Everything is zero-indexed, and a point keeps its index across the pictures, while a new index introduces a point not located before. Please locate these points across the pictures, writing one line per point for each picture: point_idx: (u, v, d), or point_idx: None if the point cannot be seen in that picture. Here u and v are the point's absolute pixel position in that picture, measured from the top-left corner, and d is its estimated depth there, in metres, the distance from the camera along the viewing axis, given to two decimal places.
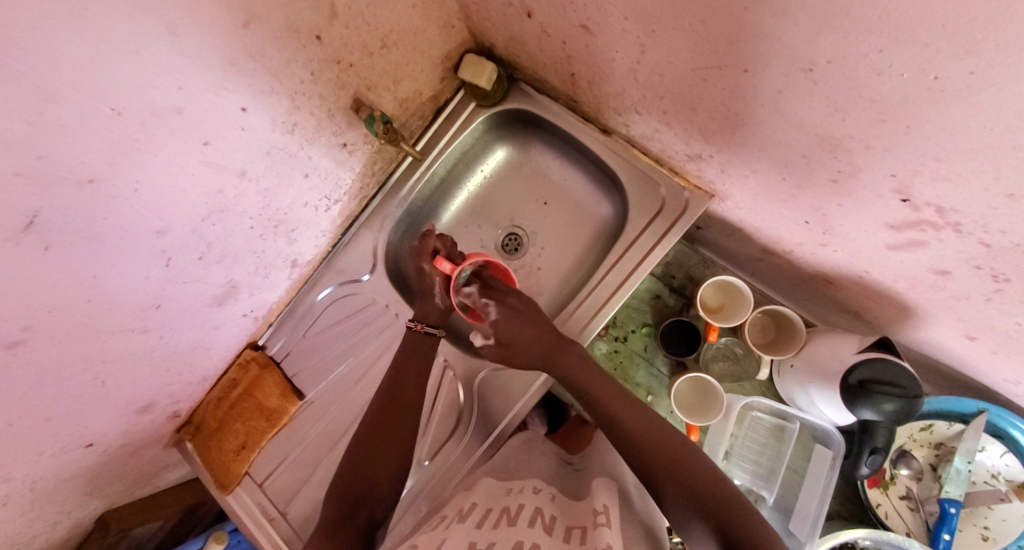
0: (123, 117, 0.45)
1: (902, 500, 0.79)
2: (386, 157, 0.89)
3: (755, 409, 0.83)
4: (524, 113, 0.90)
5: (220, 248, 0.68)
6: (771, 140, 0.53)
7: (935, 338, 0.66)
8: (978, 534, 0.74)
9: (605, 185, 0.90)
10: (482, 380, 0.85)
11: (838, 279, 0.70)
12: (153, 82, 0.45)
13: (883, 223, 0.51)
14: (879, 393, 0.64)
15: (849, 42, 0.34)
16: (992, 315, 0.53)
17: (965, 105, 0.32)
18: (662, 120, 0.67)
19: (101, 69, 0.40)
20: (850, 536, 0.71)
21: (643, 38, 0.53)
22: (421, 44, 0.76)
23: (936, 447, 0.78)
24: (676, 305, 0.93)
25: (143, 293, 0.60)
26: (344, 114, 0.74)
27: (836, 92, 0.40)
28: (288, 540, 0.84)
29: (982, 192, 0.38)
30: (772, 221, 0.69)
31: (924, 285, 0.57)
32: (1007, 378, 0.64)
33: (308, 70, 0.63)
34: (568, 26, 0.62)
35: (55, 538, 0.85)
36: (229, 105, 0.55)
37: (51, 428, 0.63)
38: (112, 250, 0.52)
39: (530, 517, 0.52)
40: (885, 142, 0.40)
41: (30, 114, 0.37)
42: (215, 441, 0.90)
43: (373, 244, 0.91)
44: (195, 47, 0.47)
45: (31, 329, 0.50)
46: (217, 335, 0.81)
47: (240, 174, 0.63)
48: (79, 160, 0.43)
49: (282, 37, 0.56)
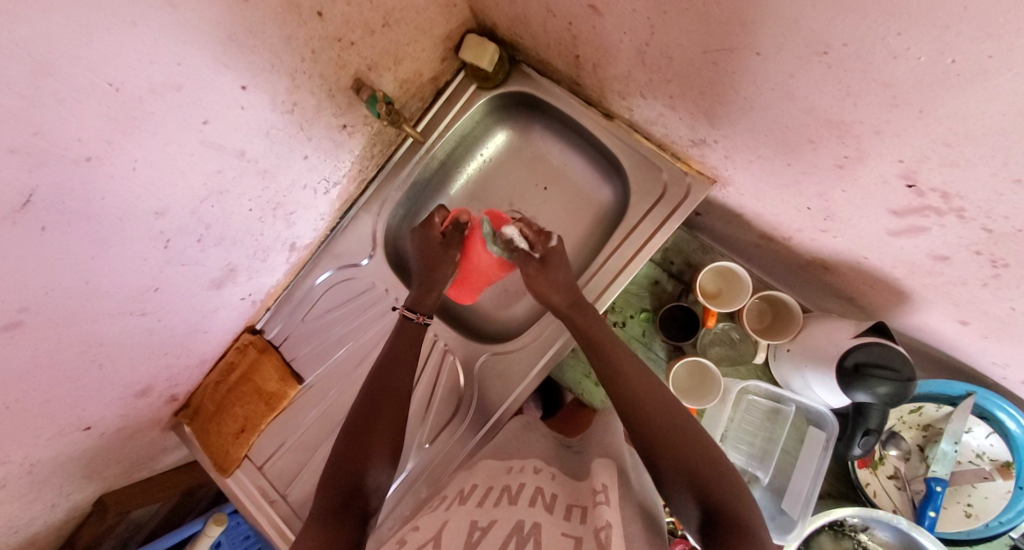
0: (121, 93, 0.43)
1: (891, 479, 0.81)
2: (386, 140, 0.88)
3: (750, 392, 0.85)
4: (525, 95, 0.88)
5: (219, 230, 0.67)
6: (779, 126, 0.53)
7: (929, 322, 0.68)
8: (962, 511, 0.77)
9: (607, 170, 0.89)
10: (483, 363, 0.85)
11: (835, 265, 0.71)
12: (152, 57, 0.44)
13: (886, 208, 0.51)
14: (874, 376, 0.65)
15: (867, 25, 0.34)
16: (987, 300, 0.54)
17: (979, 88, 0.32)
18: (668, 103, 0.67)
19: (99, 42, 0.39)
20: (841, 514, 0.75)
21: (653, 19, 0.53)
22: (423, 23, 0.75)
23: (924, 429, 0.80)
24: (674, 290, 0.93)
25: (141, 275, 0.59)
26: (344, 95, 0.72)
27: (849, 76, 0.40)
28: (288, 521, 0.85)
29: (989, 177, 0.38)
30: (773, 207, 0.70)
31: (921, 271, 0.58)
32: (996, 361, 0.66)
33: (308, 48, 0.61)
34: (574, 6, 0.61)
35: (53, 520, 0.84)
36: (228, 83, 0.54)
37: (48, 411, 0.62)
38: (109, 231, 0.51)
39: (531, 496, 0.53)
40: (896, 128, 0.41)
41: (27, 89, 0.36)
42: (212, 425, 0.90)
43: (372, 227, 0.90)
44: (194, 21, 0.46)
45: (28, 311, 0.49)
46: (215, 318, 0.80)
47: (240, 155, 0.62)
48: (76, 138, 0.42)
49: (283, 13, 0.55)
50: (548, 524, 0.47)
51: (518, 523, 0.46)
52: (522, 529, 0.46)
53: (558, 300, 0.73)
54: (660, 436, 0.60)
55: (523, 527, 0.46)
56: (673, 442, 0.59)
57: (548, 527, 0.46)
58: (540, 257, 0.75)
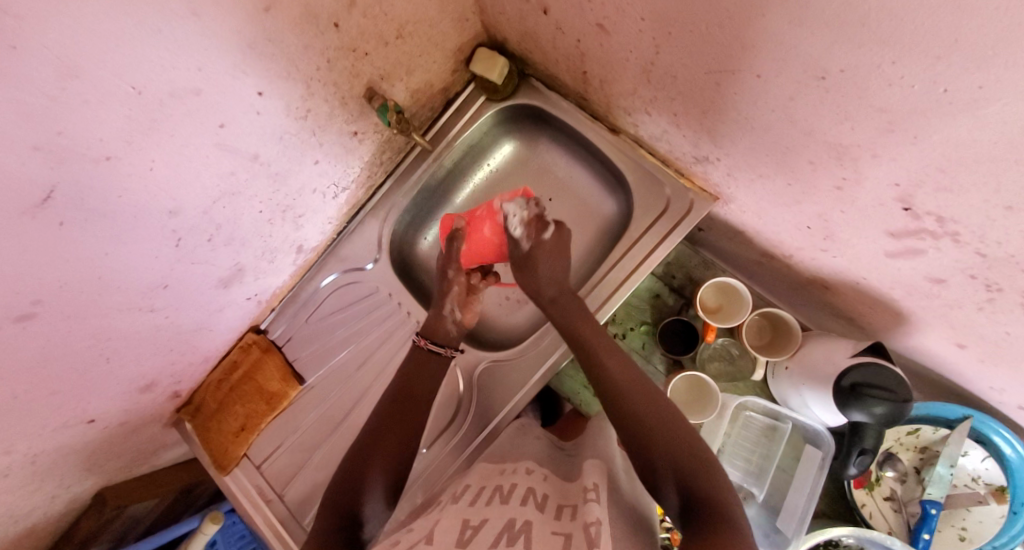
0: (142, 96, 0.45)
1: (886, 500, 0.81)
2: (395, 147, 0.90)
3: (748, 408, 0.85)
4: (532, 108, 0.90)
5: (229, 230, 0.68)
6: (780, 146, 0.54)
7: (926, 344, 0.68)
8: (956, 534, 0.77)
9: (611, 184, 0.91)
10: (484, 370, 0.86)
11: (835, 284, 0.72)
12: (173, 62, 0.46)
13: (884, 230, 0.52)
14: (871, 397, 0.66)
15: (863, 53, 0.35)
16: (983, 325, 0.55)
17: (971, 118, 0.34)
18: (672, 120, 0.68)
19: (124, 46, 0.40)
20: (835, 533, 0.74)
21: (658, 39, 0.54)
22: (435, 36, 0.77)
23: (921, 451, 0.80)
24: (675, 304, 0.94)
25: (152, 273, 0.61)
26: (356, 103, 0.74)
27: (846, 101, 0.41)
28: (283, 521, 0.85)
29: (982, 203, 0.39)
30: (774, 225, 0.71)
31: (919, 292, 0.58)
32: (993, 385, 0.67)
33: (323, 58, 0.63)
34: (584, 25, 0.63)
35: (52, 512, 0.85)
36: (245, 89, 0.56)
37: (54, 402, 0.63)
38: (124, 226, 0.53)
39: (523, 496, 0.53)
40: (892, 152, 0.42)
41: (52, 90, 0.38)
42: (213, 422, 0.91)
43: (378, 232, 0.92)
44: (216, 29, 0.47)
45: (41, 303, 0.50)
46: (222, 316, 0.81)
47: (253, 158, 0.64)
48: (97, 137, 0.44)
49: (301, 24, 0.56)
50: (540, 522, 0.47)
51: (510, 521, 0.47)
52: (513, 526, 0.46)
53: (546, 292, 0.75)
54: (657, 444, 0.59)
55: (514, 524, 0.46)
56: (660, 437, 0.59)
57: (540, 524, 0.47)
58: (527, 248, 0.74)
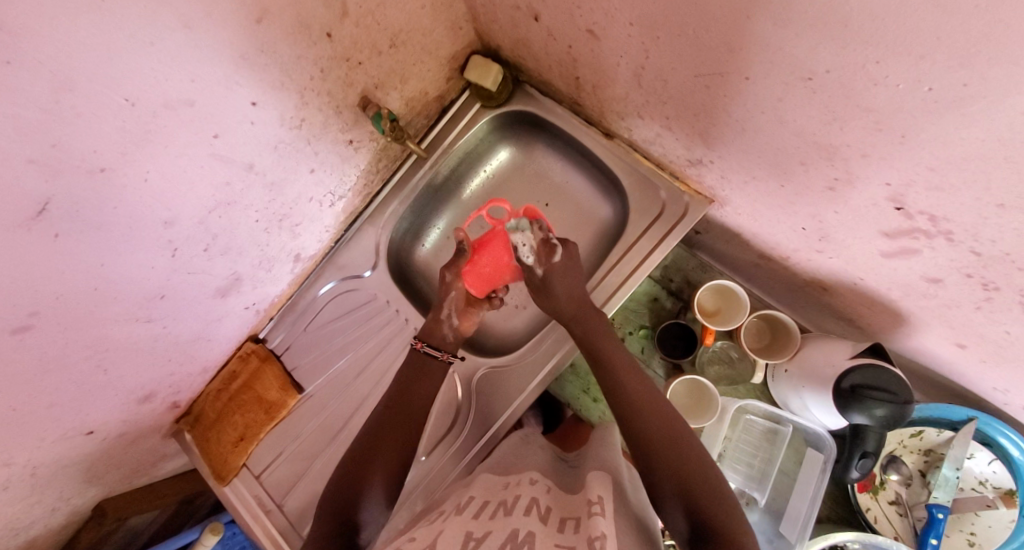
0: (136, 108, 0.46)
1: (892, 505, 0.80)
2: (391, 155, 0.90)
3: (749, 412, 0.84)
4: (527, 114, 0.91)
5: (225, 239, 0.68)
6: (771, 148, 0.54)
7: (926, 345, 0.67)
8: (965, 540, 0.75)
9: (606, 187, 0.91)
10: (483, 376, 0.86)
11: (831, 285, 0.71)
12: (165, 74, 0.46)
13: (878, 230, 0.52)
14: (871, 398, 0.65)
15: (847, 54, 0.35)
16: (981, 324, 0.54)
17: (957, 116, 0.33)
18: (664, 124, 0.68)
19: (117, 59, 0.41)
20: (840, 539, 0.73)
21: (647, 44, 0.54)
22: (429, 44, 0.77)
23: (925, 454, 0.79)
24: (673, 308, 0.94)
25: (149, 283, 0.61)
26: (351, 112, 0.75)
27: (833, 101, 0.41)
28: (283, 533, 0.85)
29: (973, 202, 0.39)
30: (770, 227, 0.70)
31: (916, 293, 0.58)
32: (996, 386, 0.66)
33: (317, 67, 0.64)
34: (574, 31, 0.63)
35: (52, 525, 0.85)
36: (239, 99, 0.56)
37: (53, 414, 0.64)
38: (120, 237, 0.53)
39: (525, 507, 0.53)
40: (882, 152, 0.42)
41: (45, 102, 0.38)
42: (213, 432, 0.90)
43: (376, 240, 0.93)
44: (207, 41, 0.48)
45: (38, 315, 0.51)
46: (220, 326, 0.82)
47: (248, 168, 0.64)
48: (92, 149, 0.44)
49: (293, 35, 0.57)
50: (542, 535, 0.47)
51: (512, 533, 0.46)
52: (516, 537, 0.46)
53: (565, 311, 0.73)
54: (674, 462, 0.58)
55: (517, 535, 0.46)
56: (670, 454, 0.59)
57: (542, 537, 0.46)
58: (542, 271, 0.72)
